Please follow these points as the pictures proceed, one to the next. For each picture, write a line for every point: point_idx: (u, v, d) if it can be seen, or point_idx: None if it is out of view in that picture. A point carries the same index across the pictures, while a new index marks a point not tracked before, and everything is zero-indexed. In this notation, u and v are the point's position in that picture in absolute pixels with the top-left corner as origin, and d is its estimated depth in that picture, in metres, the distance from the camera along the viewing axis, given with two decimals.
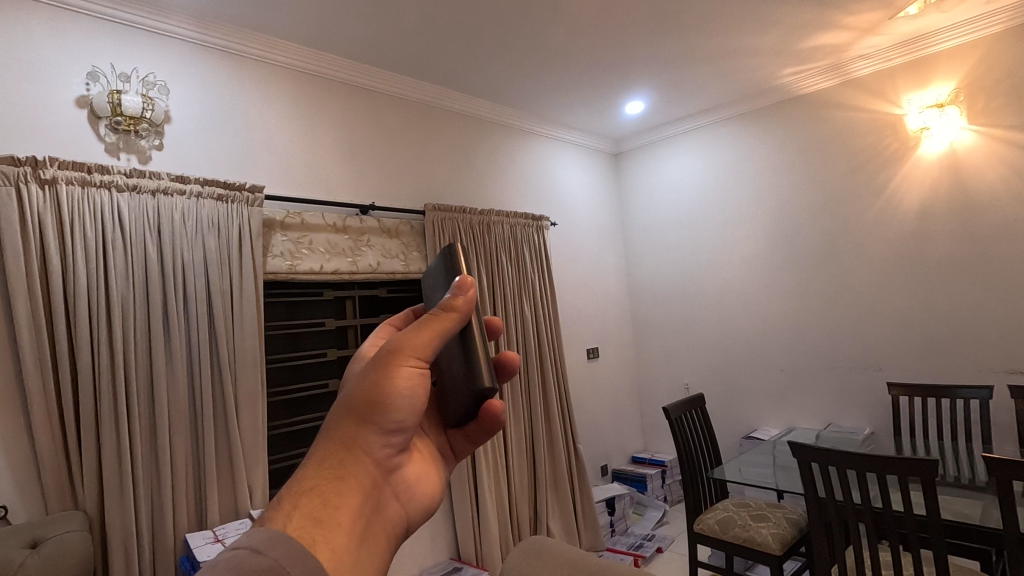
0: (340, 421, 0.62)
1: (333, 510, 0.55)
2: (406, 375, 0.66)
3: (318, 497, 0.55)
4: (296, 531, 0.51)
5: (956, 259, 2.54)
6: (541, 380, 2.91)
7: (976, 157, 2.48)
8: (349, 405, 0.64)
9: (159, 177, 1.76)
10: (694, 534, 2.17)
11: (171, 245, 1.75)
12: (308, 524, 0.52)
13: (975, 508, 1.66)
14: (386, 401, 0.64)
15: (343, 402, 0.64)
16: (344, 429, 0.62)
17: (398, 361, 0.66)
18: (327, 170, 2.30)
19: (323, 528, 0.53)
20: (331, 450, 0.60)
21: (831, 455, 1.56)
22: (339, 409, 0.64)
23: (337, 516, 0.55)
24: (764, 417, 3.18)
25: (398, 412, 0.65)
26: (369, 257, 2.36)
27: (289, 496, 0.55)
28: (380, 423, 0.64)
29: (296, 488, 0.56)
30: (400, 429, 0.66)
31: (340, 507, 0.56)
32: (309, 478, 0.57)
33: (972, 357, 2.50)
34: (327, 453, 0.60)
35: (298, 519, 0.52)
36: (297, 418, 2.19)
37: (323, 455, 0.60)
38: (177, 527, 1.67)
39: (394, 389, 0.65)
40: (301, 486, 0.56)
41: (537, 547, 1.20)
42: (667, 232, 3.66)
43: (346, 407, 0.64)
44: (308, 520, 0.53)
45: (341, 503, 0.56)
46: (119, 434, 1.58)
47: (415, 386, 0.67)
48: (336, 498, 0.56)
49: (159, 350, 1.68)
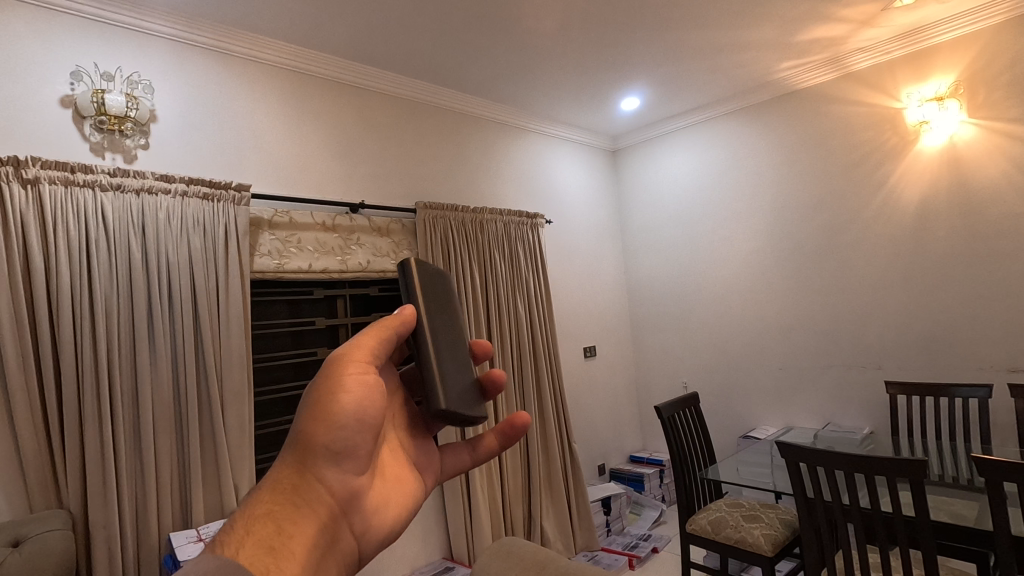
0: (291, 453, 0.66)
1: (283, 539, 0.58)
2: (354, 389, 0.68)
3: (269, 525, 0.59)
4: (249, 560, 0.53)
5: (956, 255, 2.49)
6: (536, 379, 2.90)
7: (976, 151, 2.43)
8: (301, 433, 0.66)
9: (144, 176, 1.76)
10: (686, 535, 2.15)
11: (155, 244, 1.75)
12: (259, 551, 0.55)
13: (971, 510, 1.63)
14: (335, 421, 0.66)
15: (297, 429, 0.66)
16: (295, 458, 0.65)
17: (344, 377, 0.68)
18: (316, 168, 2.29)
19: (275, 556, 0.56)
20: (285, 478, 0.64)
21: (819, 455, 1.53)
22: (292, 439, 0.67)
23: (289, 545, 0.58)
24: (762, 416, 3.15)
25: (347, 432, 0.67)
26: (359, 256, 2.35)
27: (240, 523, 0.59)
28: (331, 448, 0.66)
29: (249, 515, 0.60)
30: (352, 453, 0.67)
31: (291, 536, 0.59)
32: (262, 505, 0.61)
33: (973, 355, 2.45)
34: (280, 481, 0.64)
35: (251, 547, 0.55)
36: (286, 418, 2.18)
37: (276, 481, 0.64)
38: (162, 527, 1.67)
39: (344, 409, 0.66)
40: (254, 513, 0.60)
41: (506, 549, 1.29)
42: (665, 229, 3.62)
43: (299, 435, 0.66)
44: (259, 547, 0.56)
45: (292, 531, 0.59)
46: (103, 434, 1.59)
47: (368, 400, 0.68)
48: (287, 526, 0.59)
49: (142, 350, 1.68)
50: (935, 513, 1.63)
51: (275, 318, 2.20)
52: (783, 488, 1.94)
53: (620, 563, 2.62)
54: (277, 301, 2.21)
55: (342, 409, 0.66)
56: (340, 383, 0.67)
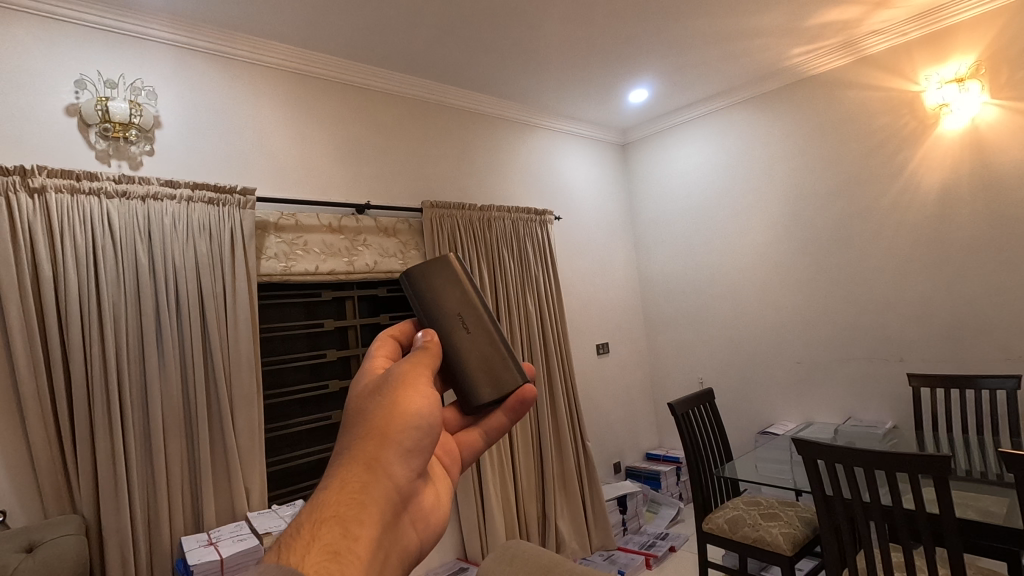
0: (361, 442, 0.57)
1: (352, 542, 0.48)
2: (421, 393, 0.63)
3: (337, 526, 0.49)
4: (312, 567, 0.44)
5: (981, 241, 2.40)
6: (548, 376, 2.86)
7: (1001, 133, 2.34)
8: (370, 429, 0.58)
9: (149, 182, 1.77)
10: (703, 533, 2.11)
11: (161, 250, 1.76)
12: (325, 558, 0.45)
13: (1001, 506, 1.56)
14: (405, 419, 0.59)
15: (363, 424, 0.58)
16: (365, 449, 0.56)
17: (410, 382, 0.63)
18: (321, 169, 2.29)
19: (340, 562, 0.45)
20: (354, 472, 0.54)
21: (838, 452, 1.48)
22: (362, 432, 0.58)
23: (356, 549, 0.47)
24: (781, 412, 3.08)
25: (417, 432, 0.60)
26: (366, 257, 2.34)
27: (306, 524, 0.48)
28: (400, 445, 0.58)
29: (314, 516, 0.49)
30: (417, 453, 0.60)
31: (360, 539, 0.48)
32: (329, 504, 0.50)
33: (1001, 346, 2.36)
34: (348, 477, 0.53)
35: (314, 552, 0.45)
36: (295, 419, 2.19)
37: (344, 479, 0.53)
38: (173, 531, 1.68)
39: (414, 409, 0.61)
40: (320, 513, 0.49)
41: (510, 553, 1.27)
42: (677, 222, 3.56)
43: (368, 431, 0.57)
44: (326, 554, 0.46)
45: (362, 535, 0.49)
46: (113, 438, 1.59)
47: (433, 403, 0.63)
48: (356, 529, 0.49)
49: (150, 355, 1.68)
50: (964, 510, 1.57)
51: (283, 320, 2.20)
52: (804, 486, 1.88)
53: (636, 562, 2.57)
54: (285, 303, 2.21)
55: (413, 409, 0.60)
56: (410, 385, 0.62)
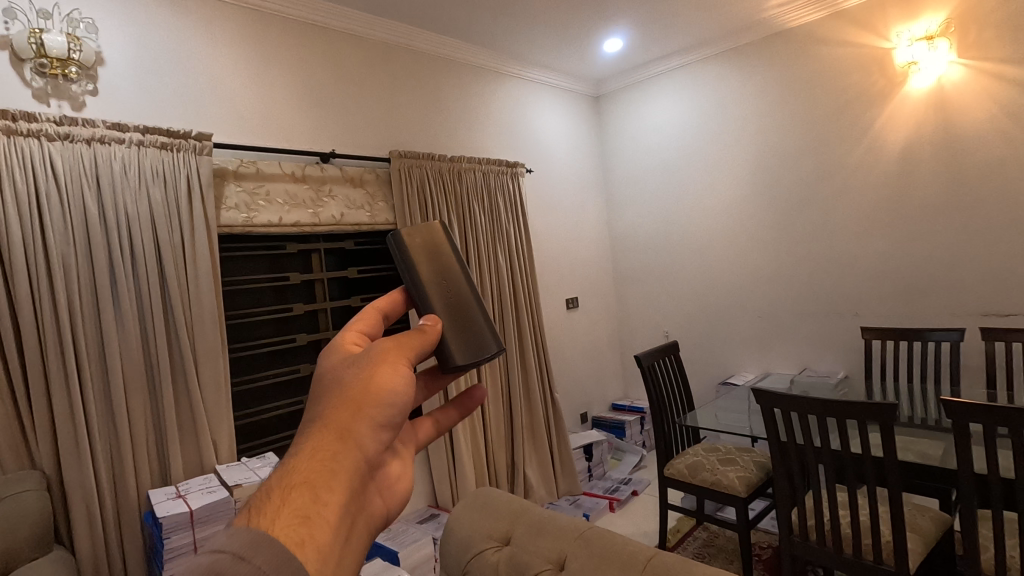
0: (331, 411, 0.55)
1: (321, 507, 0.47)
2: (398, 371, 0.60)
3: (308, 491, 0.48)
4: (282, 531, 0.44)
5: (937, 200, 2.49)
6: (518, 330, 2.89)
7: (964, 94, 2.39)
8: (342, 401, 0.55)
9: (94, 125, 1.65)
10: (664, 478, 2.21)
11: (112, 198, 1.67)
12: (295, 522, 0.45)
13: (938, 449, 1.68)
14: (381, 395, 0.57)
15: (335, 394, 0.56)
16: (337, 418, 0.54)
17: (389, 358, 0.60)
18: (282, 115, 2.18)
19: (309, 527, 0.45)
20: (323, 440, 0.52)
21: (793, 401, 1.55)
22: (333, 401, 0.55)
23: (326, 514, 0.47)
24: (741, 364, 3.21)
25: (389, 409, 0.57)
26: (331, 208, 2.27)
27: (276, 490, 0.47)
28: (374, 419, 0.56)
29: (284, 482, 0.48)
30: (390, 427, 0.58)
31: (330, 505, 0.48)
32: (300, 470, 0.49)
33: (949, 301, 2.48)
34: (320, 444, 0.52)
35: (284, 518, 0.45)
36: (263, 373, 2.16)
37: (313, 447, 0.51)
38: (140, 485, 1.66)
39: (389, 386, 0.58)
40: (291, 479, 0.48)
41: (480, 497, 1.30)
42: (648, 177, 3.56)
43: (339, 402, 0.55)
44: (296, 517, 0.45)
45: (332, 501, 0.48)
46: (70, 393, 1.54)
47: (409, 382, 0.60)
48: (325, 495, 0.48)
49: (106, 308, 1.62)
50: (903, 453, 1.68)
51: (248, 273, 2.14)
52: (761, 433, 1.98)
53: (601, 506, 2.70)
54: (249, 256, 2.13)
55: (385, 384, 0.58)
56: (387, 362, 0.59)
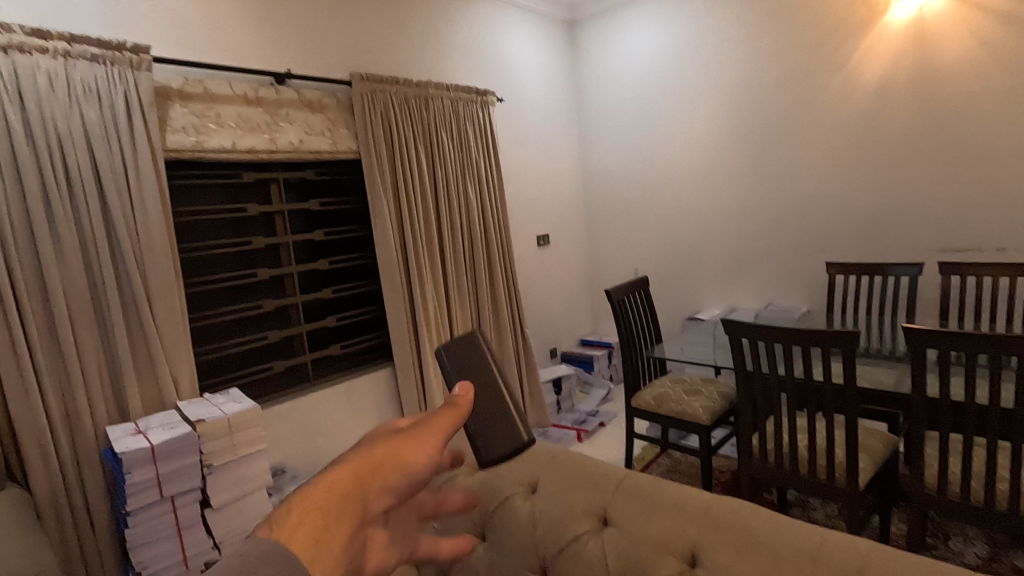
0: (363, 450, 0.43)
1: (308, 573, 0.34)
2: (443, 436, 0.46)
3: (303, 538, 0.35)
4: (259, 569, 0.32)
5: (908, 136, 2.49)
6: (488, 266, 2.84)
7: (944, 25, 2.35)
8: (377, 445, 0.43)
9: (11, 30, 1.47)
10: (632, 409, 2.26)
11: (39, 116, 1.51)
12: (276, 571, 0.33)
13: (892, 376, 1.75)
14: (421, 458, 0.44)
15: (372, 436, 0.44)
16: (369, 456, 0.42)
17: (437, 422, 0.47)
18: (229, 29, 1.99)
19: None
20: (342, 476, 0.40)
21: (760, 331, 1.57)
22: (369, 442, 0.43)
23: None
24: (708, 299, 3.26)
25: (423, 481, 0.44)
26: (289, 134, 2.12)
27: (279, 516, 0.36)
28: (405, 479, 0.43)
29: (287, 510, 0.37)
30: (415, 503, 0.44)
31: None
32: (306, 503, 0.37)
33: (910, 237, 2.54)
34: (338, 479, 0.40)
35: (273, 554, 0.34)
36: (224, 309, 2.07)
37: (328, 481, 0.39)
38: (97, 422, 1.60)
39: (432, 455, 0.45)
40: (295, 510, 0.37)
41: None
42: (623, 110, 3.45)
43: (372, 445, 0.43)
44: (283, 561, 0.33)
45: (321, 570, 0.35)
46: (10, 327, 1.45)
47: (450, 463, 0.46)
48: (319, 557, 0.35)
49: (42, 237, 1.50)
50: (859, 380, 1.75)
51: (200, 203, 2.01)
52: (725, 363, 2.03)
53: (569, 437, 2.78)
54: (201, 185, 2.00)
55: (428, 449, 0.44)
56: (437, 422, 0.47)
